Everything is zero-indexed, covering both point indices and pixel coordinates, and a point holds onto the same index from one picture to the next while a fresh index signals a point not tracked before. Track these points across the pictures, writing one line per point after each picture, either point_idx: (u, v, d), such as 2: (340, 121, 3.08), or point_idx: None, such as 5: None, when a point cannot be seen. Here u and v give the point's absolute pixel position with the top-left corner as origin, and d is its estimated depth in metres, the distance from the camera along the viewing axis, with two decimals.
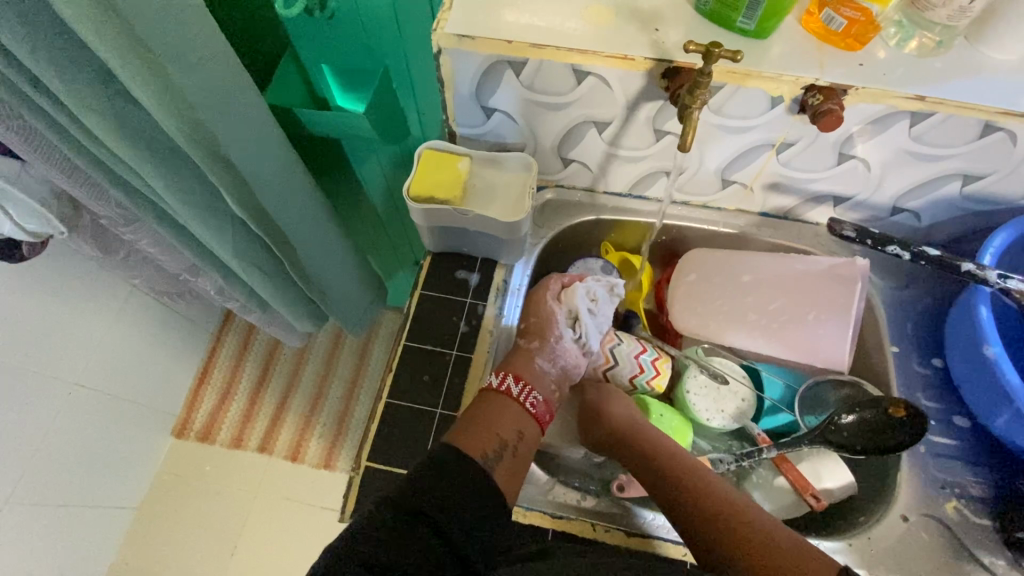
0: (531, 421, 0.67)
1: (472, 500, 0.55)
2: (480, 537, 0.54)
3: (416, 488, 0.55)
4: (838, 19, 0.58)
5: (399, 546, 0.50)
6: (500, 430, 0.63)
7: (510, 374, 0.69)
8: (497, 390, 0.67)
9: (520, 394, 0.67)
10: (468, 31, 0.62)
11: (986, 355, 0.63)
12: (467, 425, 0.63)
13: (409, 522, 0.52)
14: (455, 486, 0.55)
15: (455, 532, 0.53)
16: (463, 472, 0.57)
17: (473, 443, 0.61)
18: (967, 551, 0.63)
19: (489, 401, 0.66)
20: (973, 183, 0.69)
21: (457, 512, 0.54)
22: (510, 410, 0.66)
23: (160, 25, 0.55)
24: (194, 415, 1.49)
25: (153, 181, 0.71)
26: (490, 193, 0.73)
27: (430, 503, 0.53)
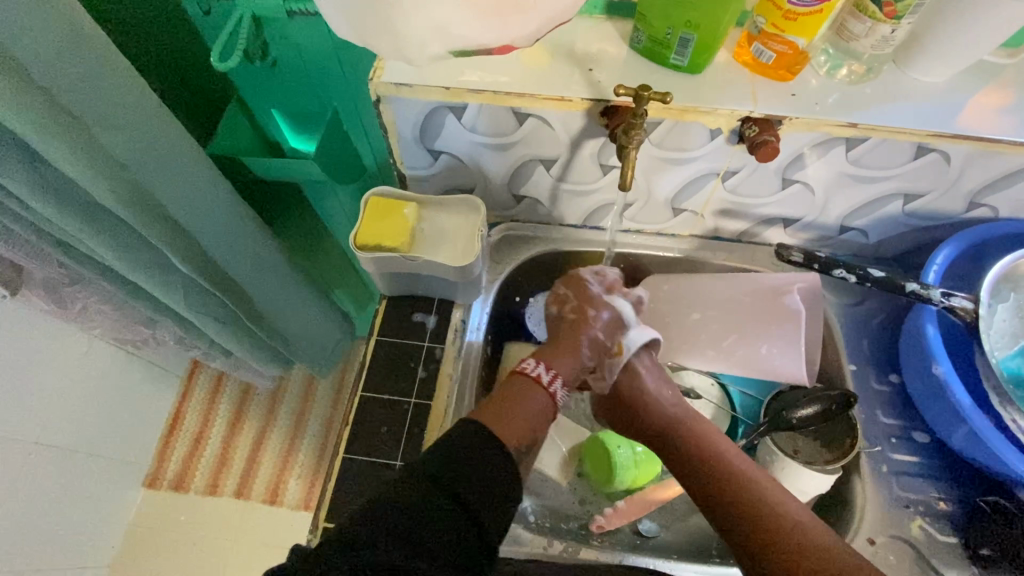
0: (553, 413, 0.62)
1: (490, 474, 0.51)
2: (498, 512, 0.51)
3: (439, 461, 0.51)
4: (767, 52, 0.60)
5: (417, 514, 0.47)
6: (532, 424, 0.59)
7: (559, 376, 0.63)
8: (527, 375, 0.62)
9: (550, 383, 0.62)
10: (405, 79, 0.62)
11: (936, 373, 0.64)
12: (497, 414, 0.57)
13: (426, 492, 0.49)
14: (474, 456, 0.52)
15: (477, 503, 0.50)
16: (483, 448, 0.53)
17: (507, 435, 0.56)
18: (934, 570, 0.64)
19: (521, 388, 0.60)
20: (913, 202, 0.70)
21: (476, 486, 0.50)
22: (539, 401, 0.60)
23: (83, 91, 0.55)
24: (165, 465, 1.40)
25: (92, 243, 0.69)
26: (439, 237, 0.76)
27: (445, 473, 0.50)
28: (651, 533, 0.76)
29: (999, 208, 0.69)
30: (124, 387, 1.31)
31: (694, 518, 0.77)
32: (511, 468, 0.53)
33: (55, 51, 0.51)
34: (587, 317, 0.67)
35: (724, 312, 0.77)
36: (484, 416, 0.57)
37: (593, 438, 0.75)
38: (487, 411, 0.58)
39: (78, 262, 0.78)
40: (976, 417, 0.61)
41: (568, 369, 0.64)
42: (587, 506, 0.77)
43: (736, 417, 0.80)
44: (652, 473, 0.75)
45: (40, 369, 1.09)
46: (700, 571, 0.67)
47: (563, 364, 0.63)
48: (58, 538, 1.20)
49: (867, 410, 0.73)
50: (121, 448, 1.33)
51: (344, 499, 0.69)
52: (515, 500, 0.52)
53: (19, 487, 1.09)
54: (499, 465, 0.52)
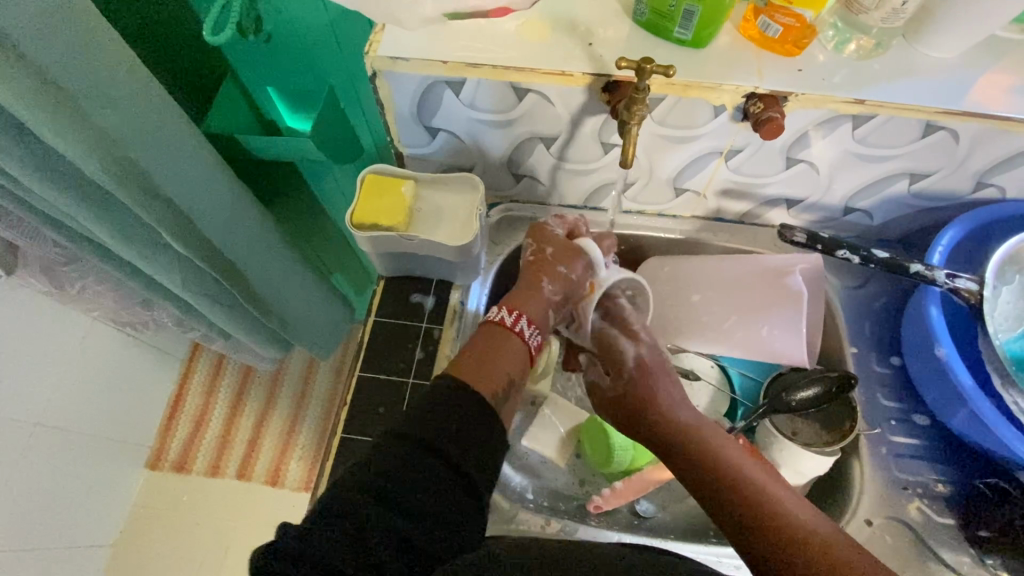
0: (531, 360, 0.63)
1: (468, 424, 0.52)
2: (481, 460, 0.51)
3: (415, 416, 0.51)
4: (774, 26, 0.58)
5: (400, 474, 0.48)
6: (507, 369, 0.59)
7: (523, 316, 0.63)
8: (494, 321, 0.63)
9: (515, 324, 0.63)
10: (401, 53, 0.60)
11: (937, 355, 0.64)
12: (468, 360, 0.58)
13: (406, 450, 0.49)
14: (452, 408, 0.52)
15: (458, 455, 0.50)
16: (460, 399, 0.53)
17: (482, 381, 0.56)
18: (930, 550, 0.65)
19: (492, 335, 0.62)
20: (920, 181, 0.69)
21: (454, 436, 0.50)
22: (513, 345, 0.61)
23: (73, 65, 0.54)
24: (167, 445, 1.41)
25: (86, 221, 0.68)
26: (436, 215, 0.75)
27: (423, 427, 0.50)
28: (648, 513, 0.76)
29: (1006, 188, 0.68)
30: (125, 368, 1.31)
31: (692, 499, 0.77)
32: (489, 415, 0.53)
33: (42, 24, 0.50)
34: (548, 256, 0.68)
35: (725, 294, 0.76)
36: (457, 368, 0.58)
37: (592, 419, 0.75)
38: (458, 363, 0.58)
39: (74, 242, 0.77)
40: (978, 398, 0.61)
41: (535, 308, 0.65)
42: (587, 487, 0.77)
43: (736, 400, 0.80)
44: (652, 453, 0.74)
45: (39, 350, 1.09)
46: (697, 552, 0.67)
47: (528, 304, 0.65)
48: (61, 517, 1.21)
49: (867, 392, 0.72)
50: (122, 429, 1.34)
51: (342, 479, 0.69)
52: (497, 448, 0.52)
53: (22, 467, 1.10)
54: (478, 413, 0.53)
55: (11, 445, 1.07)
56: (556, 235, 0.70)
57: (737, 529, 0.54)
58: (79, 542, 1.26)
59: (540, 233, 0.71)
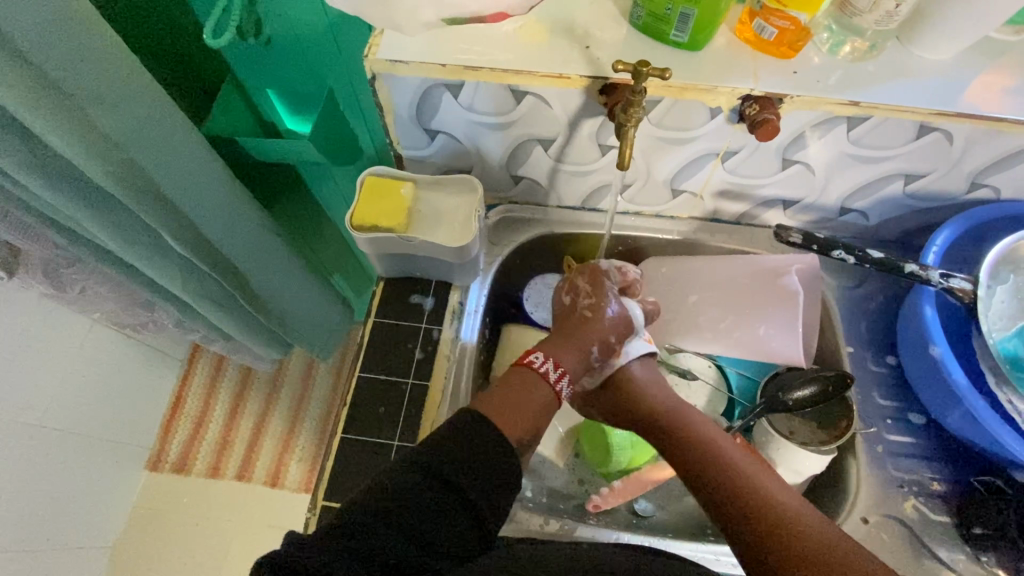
0: (557, 406, 0.61)
1: (492, 467, 0.50)
2: (497, 500, 0.50)
3: (436, 447, 0.51)
4: (769, 29, 0.59)
5: (412, 504, 0.47)
6: (534, 419, 0.58)
7: (566, 376, 0.61)
8: (535, 369, 0.60)
9: (557, 381, 0.60)
10: (400, 56, 0.61)
11: (932, 354, 0.64)
12: (500, 404, 0.57)
13: (422, 481, 0.49)
14: (476, 445, 0.51)
15: (478, 498, 0.49)
16: (483, 437, 0.51)
17: (509, 427, 0.55)
18: (926, 548, 0.65)
19: (525, 380, 0.59)
20: (914, 182, 0.69)
21: (475, 476, 0.49)
22: (542, 396, 0.59)
23: (74, 68, 0.54)
24: (168, 447, 1.41)
25: (87, 223, 0.69)
26: (435, 217, 0.75)
27: (445, 463, 0.49)
28: (647, 513, 0.76)
29: (1001, 189, 0.69)
30: (125, 370, 1.31)
31: (690, 498, 0.78)
32: (510, 455, 0.52)
33: (44, 25, 0.50)
34: (586, 307, 0.66)
35: (723, 294, 0.77)
36: (483, 407, 0.56)
37: (590, 418, 0.75)
38: (490, 404, 0.56)
39: (75, 244, 0.78)
40: (972, 398, 0.61)
41: (575, 364, 0.62)
42: (586, 486, 0.78)
43: (734, 399, 0.80)
44: (649, 453, 0.75)
45: (39, 351, 1.09)
46: (695, 550, 0.68)
47: (569, 359, 0.62)
48: (62, 518, 1.21)
49: (863, 391, 0.73)
50: (122, 430, 1.34)
51: (342, 479, 0.69)
52: (514, 489, 0.51)
53: (22, 468, 1.10)
54: (498, 453, 0.51)
55: (12, 447, 1.07)
56: (608, 287, 0.67)
57: (720, 511, 0.55)
58: (78, 544, 1.26)
59: (594, 279, 0.67)
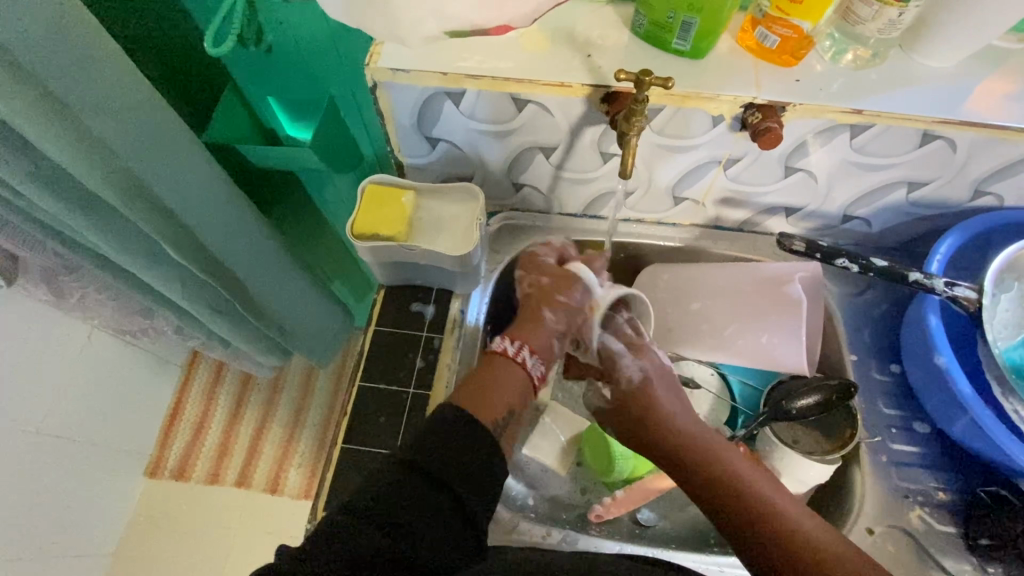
0: (534, 389, 0.61)
1: (475, 456, 0.50)
2: (483, 490, 0.49)
3: (418, 441, 0.50)
4: (772, 37, 0.58)
5: (398, 501, 0.47)
6: (508, 399, 0.57)
7: (526, 346, 0.61)
8: (499, 352, 0.60)
9: (518, 354, 0.60)
10: (402, 64, 0.61)
11: (937, 363, 0.64)
12: (469, 390, 0.57)
13: (406, 478, 0.48)
14: (456, 433, 0.51)
15: (467, 494, 0.48)
16: (464, 425, 0.51)
17: (483, 408, 0.55)
18: (932, 559, 0.65)
19: (492, 364, 0.59)
20: (917, 190, 0.69)
21: (460, 466, 0.49)
22: (513, 375, 0.59)
23: (73, 78, 0.54)
24: (167, 453, 1.41)
25: (87, 232, 0.69)
26: (436, 224, 0.75)
27: (429, 456, 0.49)
28: (649, 522, 0.76)
29: (1005, 196, 0.68)
30: (124, 377, 1.31)
31: (693, 507, 0.77)
32: (491, 444, 0.51)
33: (44, 34, 0.50)
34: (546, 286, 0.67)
35: (725, 301, 0.76)
36: (460, 395, 0.56)
37: (592, 427, 0.75)
38: (463, 393, 0.56)
39: (75, 252, 0.77)
40: (978, 407, 0.61)
41: (540, 339, 0.63)
42: (588, 495, 0.77)
43: (737, 407, 0.80)
44: (652, 461, 0.74)
45: (38, 359, 1.09)
46: (699, 561, 0.67)
47: (529, 335, 0.63)
48: (60, 527, 1.21)
49: (867, 400, 0.73)
50: (121, 437, 1.33)
51: (343, 489, 0.69)
52: (501, 476, 0.51)
53: (20, 477, 1.09)
54: (480, 440, 0.51)
55: (10, 455, 1.07)
56: (545, 262, 0.69)
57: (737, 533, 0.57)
58: (76, 552, 1.25)
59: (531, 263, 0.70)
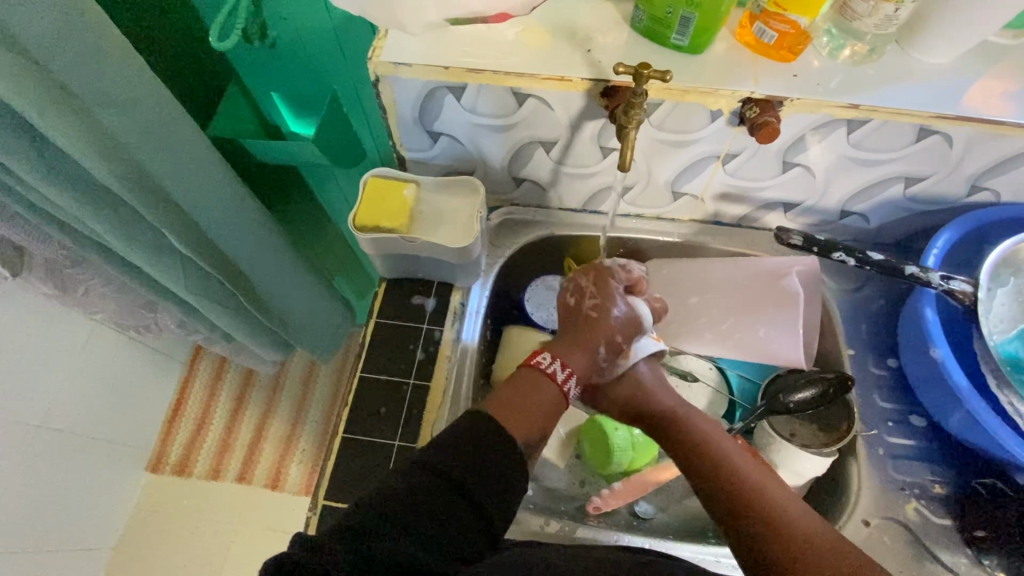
0: (564, 408, 0.63)
1: (500, 471, 0.51)
2: (506, 502, 0.51)
3: (447, 449, 0.51)
4: (769, 32, 0.59)
5: (427, 511, 0.48)
6: (542, 421, 0.59)
7: (573, 376, 0.63)
8: (543, 370, 0.62)
9: (564, 381, 0.62)
10: (404, 58, 0.61)
11: (933, 356, 0.64)
12: (504, 407, 0.58)
13: (432, 483, 0.49)
14: (484, 447, 0.52)
15: (492, 507, 0.50)
16: (494, 440, 0.53)
17: (519, 426, 0.57)
18: (928, 551, 0.65)
19: (535, 384, 0.61)
20: (915, 185, 0.70)
21: (484, 475, 0.50)
22: (549, 394, 0.61)
23: (83, 69, 0.55)
24: (168, 449, 1.42)
25: (92, 224, 0.70)
26: (438, 218, 0.76)
27: (455, 463, 0.50)
28: (647, 515, 0.76)
29: (1001, 192, 0.69)
30: (127, 372, 1.31)
31: (691, 500, 0.78)
32: (519, 463, 0.53)
33: (52, 27, 0.51)
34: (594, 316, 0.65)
35: (724, 295, 0.77)
36: (496, 413, 0.57)
37: (591, 420, 0.75)
38: (498, 410, 0.57)
39: (79, 244, 0.78)
40: (973, 400, 0.61)
41: (581, 365, 0.64)
42: (587, 487, 0.78)
43: (734, 400, 0.80)
44: (649, 455, 0.75)
45: (41, 352, 1.09)
46: (696, 552, 0.68)
47: (576, 361, 0.64)
48: (62, 519, 1.21)
49: (864, 394, 0.73)
50: (123, 431, 1.34)
51: (343, 479, 0.69)
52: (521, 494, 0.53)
53: (23, 468, 1.10)
54: (507, 455, 0.53)
55: (13, 447, 1.07)
56: (613, 287, 0.67)
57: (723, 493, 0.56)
58: (77, 546, 1.25)
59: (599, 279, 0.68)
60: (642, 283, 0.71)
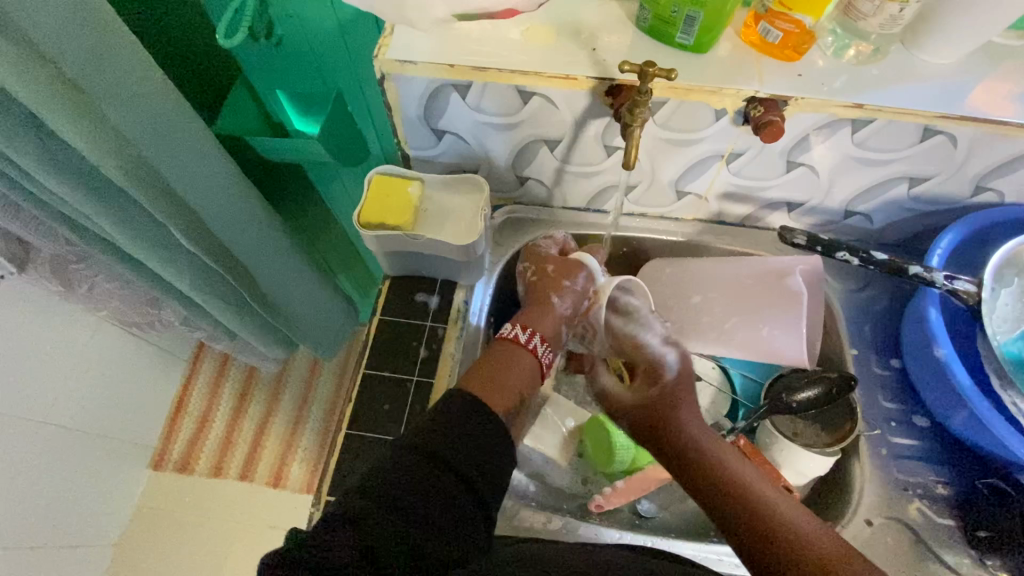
0: (541, 377, 0.65)
1: (485, 443, 0.51)
2: (492, 475, 0.51)
3: (428, 427, 0.52)
4: (774, 32, 0.59)
5: (412, 487, 0.47)
6: (519, 386, 0.61)
7: (537, 333, 0.66)
8: (508, 337, 0.65)
9: (529, 341, 0.65)
10: (410, 56, 0.62)
11: (936, 356, 0.64)
12: (480, 375, 0.60)
13: (417, 462, 0.49)
14: (466, 423, 0.52)
15: (478, 479, 0.50)
16: (478, 417, 0.53)
17: (494, 396, 0.58)
18: (931, 551, 0.65)
19: (504, 350, 0.63)
20: (919, 185, 0.70)
21: (468, 450, 0.51)
22: (523, 360, 0.63)
23: (92, 65, 0.55)
24: (171, 445, 1.42)
25: (99, 220, 0.70)
26: (442, 215, 0.76)
27: (438, 439, 0.50)
28: (649, 513, 0.76)
29: (1005, 193, 0.69)
30: (131, 369, 1.32)
31: (693, 499, 0.78)
32: (502, 432, 0.53)
33: (60, 21, 0.51)
34: (550, 273, 0.72)
35: (727, 294, 0.77)
36: (468, 383, 0.59)
37: (593, 419, 0.76)
38: (476, 380, 0.59)
39: (86, 240, 0.79)
40: (977, 399, 0.61)
41: (548, 326, 0.68)
42: (589, 486, 0.78)
43: (737, 400, 0.81)
44: (652, 454, 0.75)
45: (46, 347, 1.10)
46: (697, 550, 0.68)
47: (540, 321, 0.68)
48: (65, 515, 1.22)
49: (867, 393, 0.73)
50: (126, 427, 1.34)
51: (346, 475, 0.70)
52: (507, 467, 0.52)
53: (27, 463, 1.11)
54: (489, 424, 0.53)
55: (17, 442, 1.08)
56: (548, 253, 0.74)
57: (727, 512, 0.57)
58: (79, 542, 1.26)
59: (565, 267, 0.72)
60: (568, 245, 0.77)
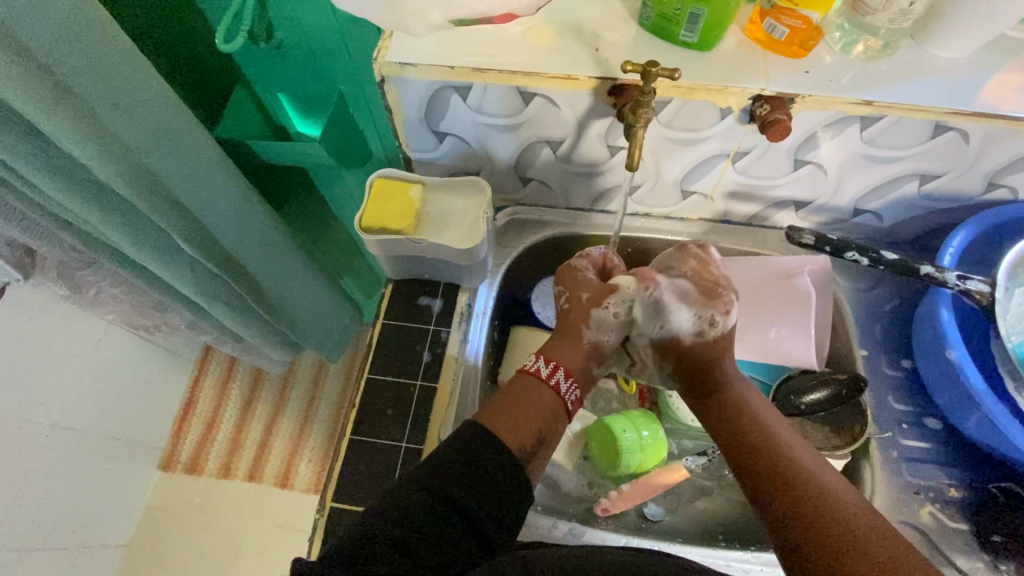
0: (564, 414, 0.61)
1: (496, 480, 0.50)
2: (502, 520, 0.50)
3: (440, 462, 0.51)
4: (780, 28, 0.58)
5: (419, 529, 0.47)
6: (536, 421, 0.58)
7: (560, 367, 0.62)
8: (529, 372, 0.62)
9: (549, 374, 0.62)
10: (410, 58, 0.61)
11: (949, 358, 0.63)
12: (496, 409, 0.58)
13: (424, 500, 0.48)
14: (475, 464, 0.51)
15: (484, 518, 0.49)
16: (488, 452, 0.52)
17: (513, 432, 0.56)
18: (943, 555, 0.64)
19: (525, 384, 0.61)
20: (930, 182, 0.68)
21: (480, 494, 0.49)
22: (543, 396, 0.60)
23: (93, 73, 0.55)
24: (179, 448, 1.43)
25: (100, 226, 0.70)
26: (445, 218, 0.76)
27: (451, 483, 0.49)
28: (656, 517, 0.76)
29: (1019, 189, 0.67)
30: (139, 372, 1.33)
31: (700, 502, 0.77)
32: (516, 472, 0.52)
33: (57, 31, 0.51)
34: (584, 301, 0.67)
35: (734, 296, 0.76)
36: (489, 415, 0.57)
37: (598, 422, 0.76)
38: (495, 414, 0.57)
39: (87, 245, 0.78)
40: (990, 402, 0.60)
41: (571, 360, 0.64)
42: (595, 489, 0.77)
43: None
44: (657, 457, 0.75)
45: (54, 353, 1.10)
46: (705, 555, 0.67)
47: (563, 354, 0.64)
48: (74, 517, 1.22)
49: (877, 394, 0.72)
50: (134, 430, 1.34)
51: (351, 481, 0.70)
52: (522, 506, 0.51)
53: (38, 467, 1.11)
54: (507, 470, 0.52)
55: (28, 446, 1.08)
56: (585, 278, 0.68)
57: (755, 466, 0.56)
58: (88, 544, 1.26)
59: (568, 277, 0.69)
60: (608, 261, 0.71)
